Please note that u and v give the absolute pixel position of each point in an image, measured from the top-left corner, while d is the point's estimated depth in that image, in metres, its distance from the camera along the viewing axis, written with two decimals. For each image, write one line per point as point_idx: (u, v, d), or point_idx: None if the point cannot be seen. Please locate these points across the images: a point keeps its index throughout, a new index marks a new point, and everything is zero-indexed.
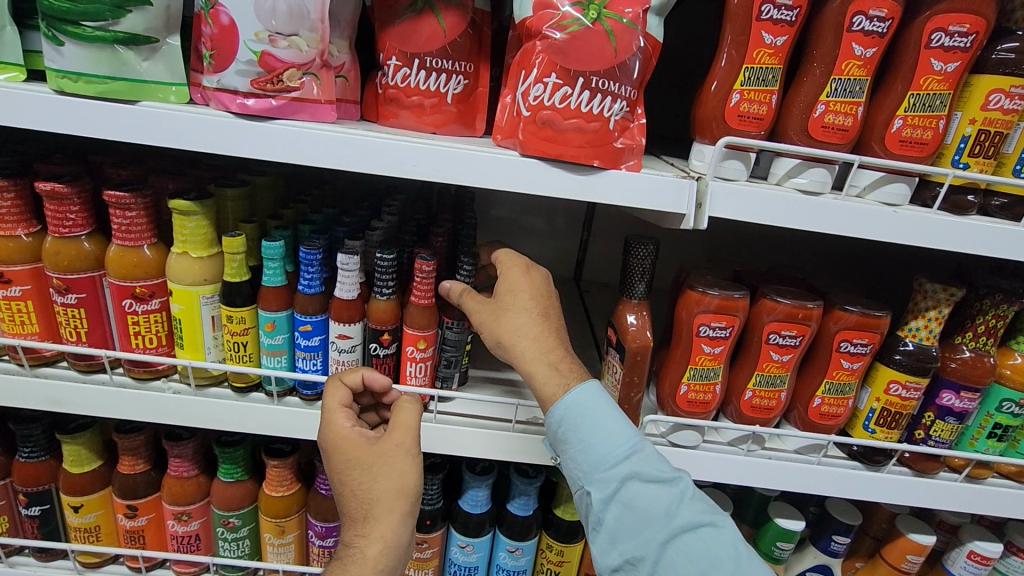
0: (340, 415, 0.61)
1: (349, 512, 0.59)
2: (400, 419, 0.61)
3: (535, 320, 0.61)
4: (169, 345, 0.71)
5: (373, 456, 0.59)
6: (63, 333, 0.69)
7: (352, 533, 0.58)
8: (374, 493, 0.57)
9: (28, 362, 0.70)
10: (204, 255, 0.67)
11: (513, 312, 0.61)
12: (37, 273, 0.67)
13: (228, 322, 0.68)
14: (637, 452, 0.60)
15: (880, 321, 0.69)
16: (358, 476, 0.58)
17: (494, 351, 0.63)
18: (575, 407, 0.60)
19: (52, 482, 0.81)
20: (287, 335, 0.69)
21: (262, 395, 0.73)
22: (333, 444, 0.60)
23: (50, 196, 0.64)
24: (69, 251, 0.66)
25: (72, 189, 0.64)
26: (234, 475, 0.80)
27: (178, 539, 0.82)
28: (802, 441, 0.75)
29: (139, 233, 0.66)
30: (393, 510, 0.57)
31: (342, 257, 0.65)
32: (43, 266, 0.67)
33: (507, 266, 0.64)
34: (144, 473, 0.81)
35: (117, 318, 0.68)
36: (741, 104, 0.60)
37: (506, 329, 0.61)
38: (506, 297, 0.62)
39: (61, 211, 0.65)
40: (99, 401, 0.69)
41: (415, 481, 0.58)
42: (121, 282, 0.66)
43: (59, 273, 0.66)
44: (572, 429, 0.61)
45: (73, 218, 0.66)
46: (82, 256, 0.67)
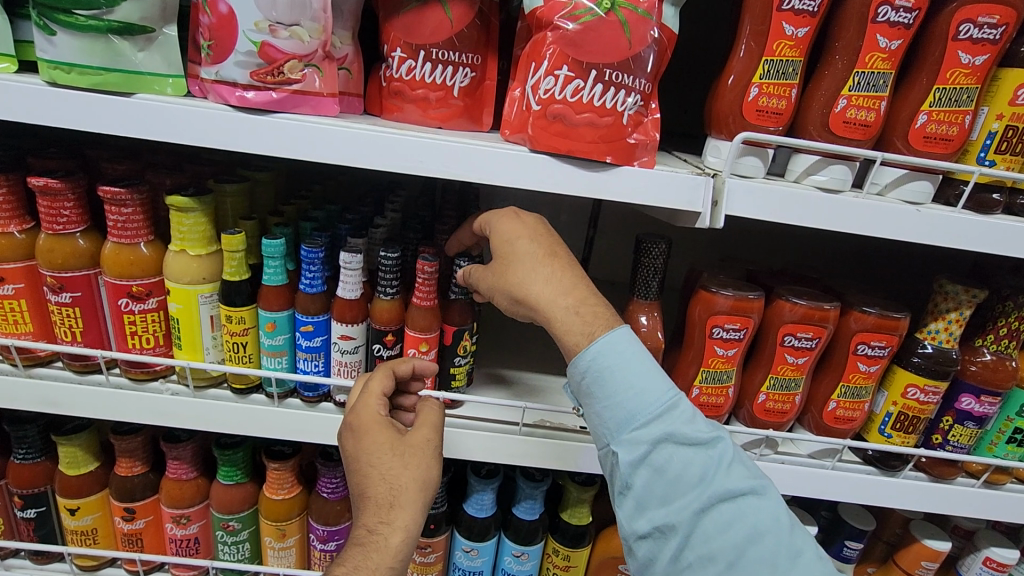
0: (378, 396, 0.61)
1: (371, 499, 0.57)
2: (431, 416, 0.62)
3: (542, 261, 0.58)
4: (166, 345, 0.69)
5: (404, 445, 0.59)
6: (58, 333, 0.67)
7: (374, 519, 0.56)
8: (402, 480, 0.57)
9: (22, 362, 0.68)
10: (202, 253, 0.65)
11: (518, 260, 0.59)
12: (30, 271, 0.65)
13: (227, 322, 0.66)
14: (670, 412, 0.55)
15: (898, 323, 0.67)
16: (389, 459, 0.58)
17: (512, 307, 0.60)
18: (601, 359, 0.56)
19: (48, 483, 0.80)
20: (288, 336, 0.67)
21: (263, 397, 0.71)
22: (366, 423, 0.59)
23: (44, 192, 0.62)
24: (63, 249, 0.64)
25: (65, 185, 0.62)
26: (234, 477, 0.79)
27: (176, 542, 0.80)
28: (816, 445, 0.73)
29: (135, 230, 0.64)
30: (420, 502, 0.57)
31: (345, 256, 0.63)
32: (37, 263, 0.65)
33: (506, 220, 0.62)
34: (141, 475, 0.80)
35: (114, 318, 0.66)
36: (760, 98, 0.58)
37: (516, 278, 0.58)
38: (509, 248, 0.60)
39: (55, 208, 0.63)
40: (94, 403, 0.67)
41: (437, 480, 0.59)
42: (117, 280, 0.65)
43: (53, 271, 0.64)
44: (598, 383, 0.56)
45: (68, 215, 0.63)
46: (77, 253, 0.65)
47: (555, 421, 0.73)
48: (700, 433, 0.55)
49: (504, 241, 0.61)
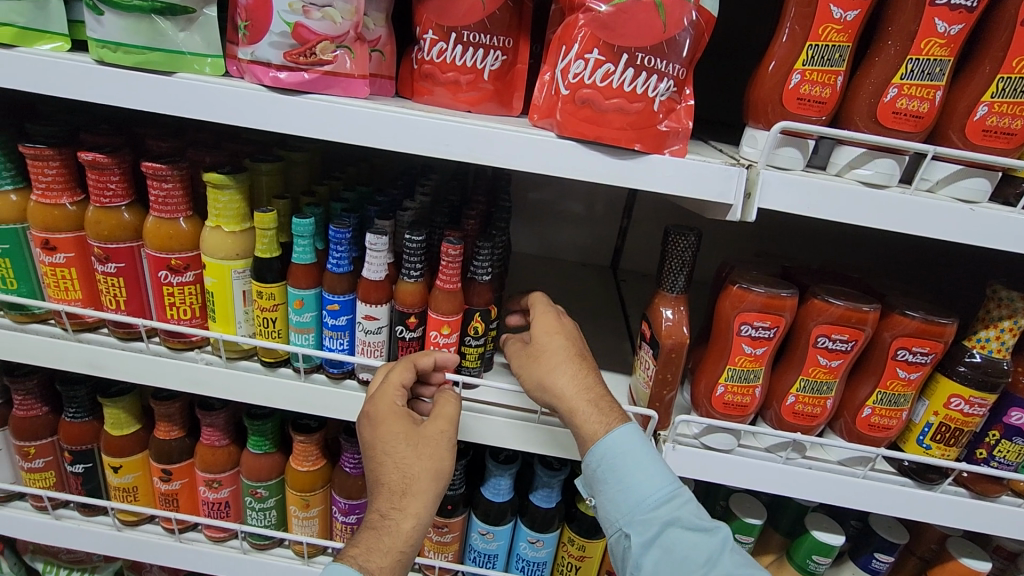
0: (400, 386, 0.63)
1: (386, 484, 0.62)
2: (445, 411, 0.64)
3: (571, 359, 0.65)
4: (202, 317, 0.72)
5: (420, 439, 0.62)
6: (104, 301, 0.71)
7: (386, 505, 0.61)
8: (415, 471, 0.61)
9: (72, 327, 0.73)
10: (236, 229, 0.67)
11: (550, 355, 0.65)
12: (80, 242, 0.69)
13: (258, 298, 0.68)
14: (675, 498, 0.62)
15: (944, 329, 0.63)
16: (404, 452, 0.62)
17: (536, 396, 0.65)
18: (614, 450, 0.62)
19: (95, 442, 0.85)
20: (315, 314, 0.69)
21: (290, 371, 0.73)
22: (385, 415, 0.62)
23: (92, 166, 0.65)
24: (109, 221, 0.67)
25: (112, 160, 0.65)
26: (262, 447, 0.82)
27: (209, 504, 0.84)
28: (846, 452, 0.70)
29: (175, 205, 0.67)
30: (430, 491, 0.62)
31: (371, 237, 0.64)
32: (86, 234, 0.69)
33: (542, 313, 0.69)
34: (179, 439, 0.84)
35: (154, 290, 0.69)
36: (802, 86, 0.55)
37: (545, 371, 0.65)
38: (544, 343, 0.66)
39: (102, 181, 0.66)
40: (135, 368, 0.71)
41: (448, 468, 0.63)
42: (157, 253, 0.67)
43: (100, 242, 0.68)
44: (612, 470, 0.63)
45: (114, 188, 0.67)
46: (122, 226, 0.68)
47: None
48: (702, 519, 0.62)
49: (543, 333, 0.67)
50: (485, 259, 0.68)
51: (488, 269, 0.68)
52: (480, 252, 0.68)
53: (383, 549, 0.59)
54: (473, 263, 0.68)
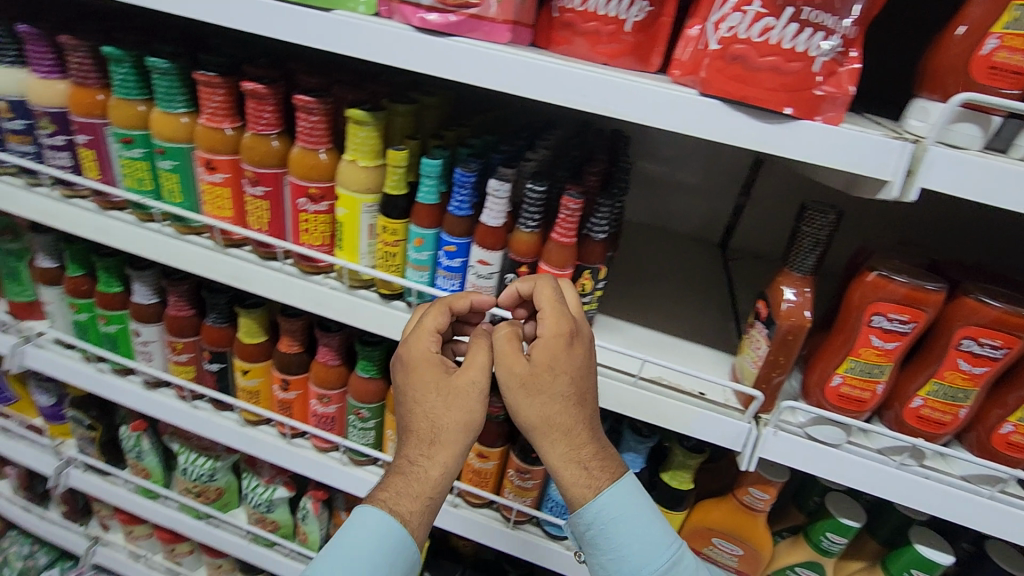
0: (431, 341, 0.65)
1: (416, 432, 0.65)
2: (472, 369, 0.64)
3: (569, 408, 0.62)
4: (330, 245, 0.78)
5: (454, 389, 0.64)
6: (250, 220, 0.79)
7: (415, 452, 0.64)
8: (442, 422, 0.63)
9: (222, 241, 0.81)
10: (369, 165, 0.71)
11: (547, 394, 0.61)
12: (235, 164, 0.76)
13: (383, 232, 0.73)
14: (673, 565, 0.63)
15: None
16: (434, 403, 0.63)
17: (525, 428, 0.63)
18: (606, 512, 0.63)
19: (229, 346, 0.96)
20: (432, 253, 0.72)
21: (403, 305, 0.78)
22: (421, 363, 0.64)
23: (252, 95, 0.71)
24: (260, 148, 0.74)
25: (269, 91, 0.71)
26: (369, 372, 0.88)
27: (318, 416, 0.93)
28: (974, 468, 0.63)
29: (318, 137, 0.72)
30: (457, 443, 0.63)
31: (494, 183, 0.66)
32: (240, 158, 0.76)
33: (551, 330, 0.62)
34: (298, 354, 0.92)
35: (292, 214, 0.76)
36: (998, 54, 0.48)
37: (539, 412, 0.62)
38: (549, 375, 0.61)
39: (259, 109, 0.72)
40: (271, 284, 0.78)
41: (478, 421, 0.64)
42: (299, 181, 0.73)
43: (252, 166, 0.74)
44: (604, 534, 0.64)
45: (267, 117, 0.72)
46: (270, 153, 0.74)
47: (672, 380, 0.72)
48: None
49: (548, 361, 0.61)
50: (604, 218, 0.67)
51: (604, 228, 0.68)
52: (598, 211, 0.67)
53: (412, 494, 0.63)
54: (590, 222, 0.68)
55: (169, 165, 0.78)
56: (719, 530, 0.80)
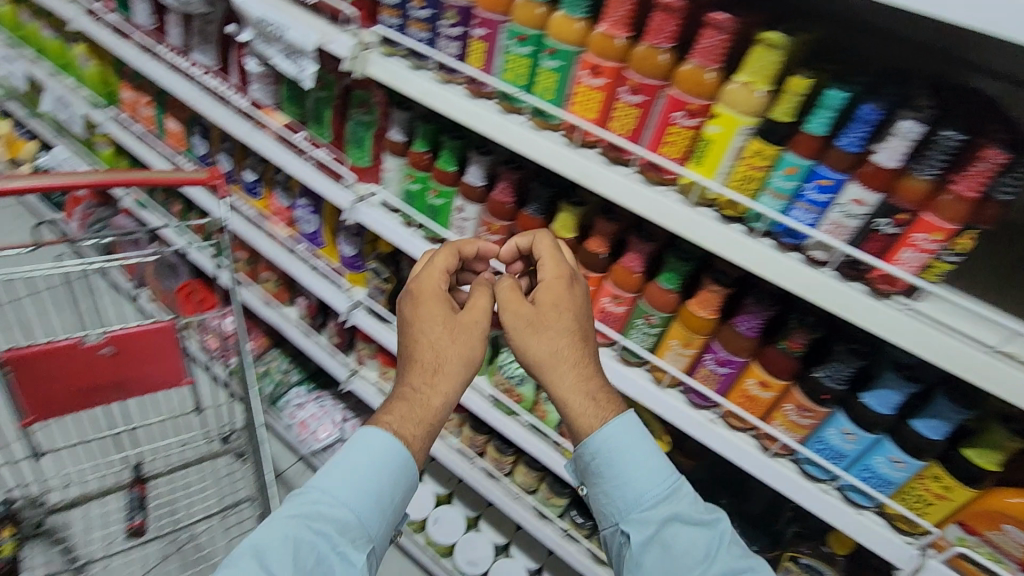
0: (440, 270, 1.05)
1: (420, 362, 1.02)
2: (484, 299, 1.01)
3: (575, 343, 0.98)
4: (681, 160, 0.86)
5: (447, 328, 1.03)
6: (611, 124, 0.89)
7: (417, 381, 1.00)
8: (447, 357, 1.00)
9: (576, 141, 0.92)
10: (761, 88, 0.77)
11: (549, 327, 0.98)
12: (617, 71, 0.85)
13: (753, 156, 0.80)
14: (671, 497, 0.99)
15: None
16: (438, 339, 1.02)
17: (534, 354, 0.99)
18: (612, 441, 1.00)
19: (538, 237, 1.09)
20: (798, 184, 0.80)
21: (740, 229, 0.86)
22: (430, 285, 1.05)
23: (664, 9, 0.78)
24: (651, 59, 0.82)
25: (683, 6, 0.77)
26: (672, 284, 0.98)
27: (606, 313, 1.05)
28: None
29: (715, 55, 0.78)
30: (454, 373, 1.00)
31: (908, 125, 0.70)
32: (623, 67, 0.85)
33: (551, 277, 0.99)
34: (602, 255, 1.04)
35: (660, 126, 0.85)
36: None
37: (548, 349, 0.98)
38: (547, 319, 0.99)
39: (664, 22, 0.79)
40: (621, 189, 0.89)
41: (476, 359, 1.02)
42: (681, 94, 0.81)
43: (638, 75, 0.83)
44: (608, 466, 1.00)
45: (668, 31, 0.80)
46: (658, 65, 0.82)
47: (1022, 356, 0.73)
48: (695, 517, 0.97)
49: (545, 312, 1.01)
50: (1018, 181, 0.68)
51: (1011, 192, 0.69)
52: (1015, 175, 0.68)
53: (414, 421, 1.00)
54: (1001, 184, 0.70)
55: (554, 65, 0.89)
56: (1014, 517, 0.80)
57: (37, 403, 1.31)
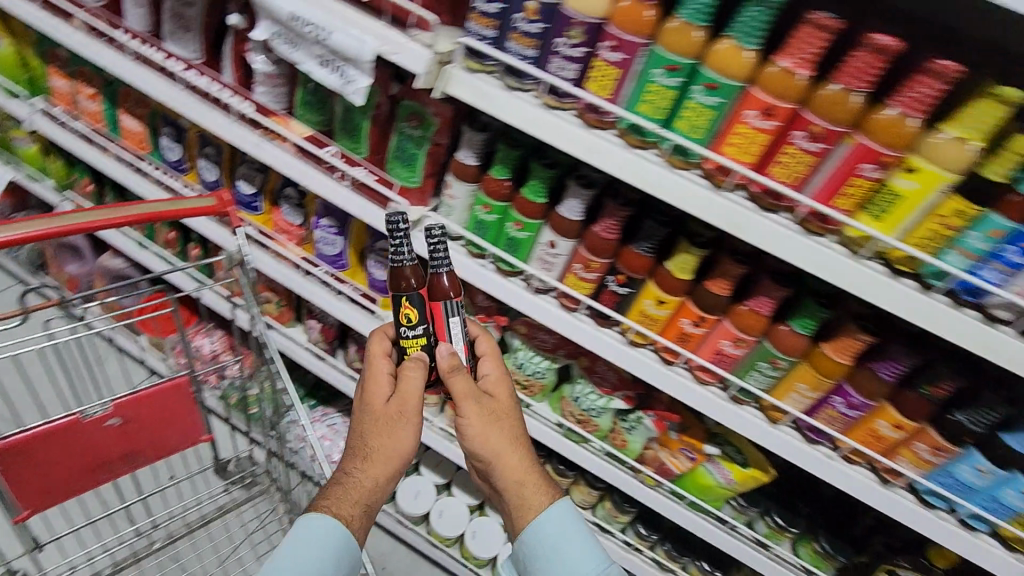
0: (351, 357, 0.97)
1: (356, 450, 0.92)
2: (408, 385, 0.89)
3: (509, 436, 0.96)
4: (852, 211, 0.76)
5: (388, 419, 0.91)
6: (774, 170, 0.77)
7: (351, 466, 0.91)
8: (375, 445, 0.90)
9: (762, 205, 0.80)
10: (977, 145, 0.66)
11: (496, 432, 0.95)
12: (840, 136, 0.72)
13: (952, 214, 0.70)
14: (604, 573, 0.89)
15: None
16: (370, 430, 0.91)
17: (484, 450, 0.94)
18: (549, 535, 0.92)
19: (644, 275, 0.99)
20: (995, 247, 0.70)
21: (913, 284, 0.77)
22: (379, 392, 0.93)
23: (929, 72, 0.65)
24: (894, 130, 0.68)
25: (951, 73, 0.64)
26: (807, 329, 0.90)
27: (722, 357, 0.98)
28: None
29: (924, 106, 0.66)
30: (385, 461, 0.90)
31: None
32: (847, 130, 0.71)
33: (491, 374, 1.02)
34: (724, 297, 0.94)
35: (838, 175, 0.74)
36: None
37: (490, 449, 0.94)
38: (501, 411, 0.97)
39: (924, 92, 0.66)
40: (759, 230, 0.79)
41: (399, 455, 0.91)
42: (877, 146, 0.70)
43: (880, 146, 0.70)
44: (552, 552, 0.91)
45: (915, 100, 0.66)
46: (883, 128, 0.69)
47: None
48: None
49: (485, 433, 0.95)
50: None
51: None
52: None
53: (352, 500, 0.88)
54: None
55: (713, 101, 0.75)
56: None
57: (33, 494, 1.08)
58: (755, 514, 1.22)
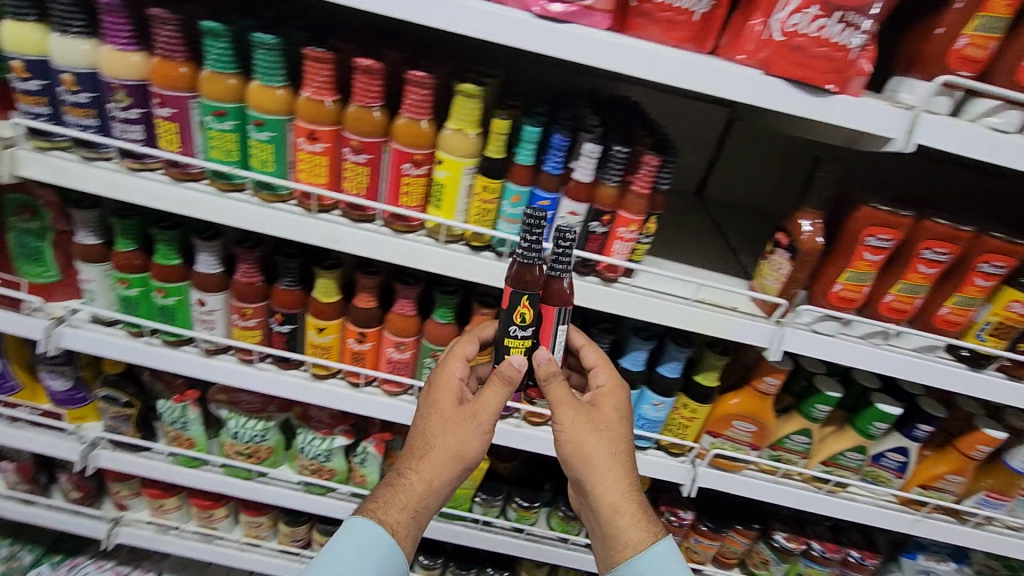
0: (454, 386, 0.87)
1: (415, 444, 0.86)
2: (489, 398, 0.83)
3: (619, 455, 0.86)
4: (423, 205, 0.88)
5: (457, 419, 0.84)
6: (345, 185, 0.86)
7: (404, 466, 0.85)
8: (438, 442, 0.84)
9: (353, 217, 0.88)
10: (472, 132, 0.81)
11: (592, 443, 0.84)
12: (379, 146, 0.83)
13: (483, 191, 0.84)
14: None
15: (964, 235, 0.83)
16: (448, 435, 0.84)
17: (610, 482, 0.84)
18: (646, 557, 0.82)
19: (300, 307, 1.03)
20: (525, 208, 0.85)
21: (491, 254, 0.90)
22: (445, 397, 0.87)
23: (412, 83, 0.78)
24: (412, 132, 0.81)
25: (426, 79, 0.78)
26: (446, 317, 1.00)
27: (394, 363, 1.04)
28: (870, 328, 0.91)
29: (423, 108, 0.80)
30: (447, 465, 0.83)
31: (590, 145, 0.79)
32: (382, 139, 0.82)
33: (604, 386, 0.91)
34: (373, 308, 1.01)
35: (393, 179, 0.84)
36: (966, 48, 0.72)
37: (585, 452, 0.85)
38: (607, 421, 0.87)
39: (416, 97, 0.79)
40: (352, 239, 0.87)
41: (469, 454, 0.84)
42: (404, 148, 0.82)
43: (407, 148, 0.82)
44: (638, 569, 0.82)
45: (414, 105, 0.79)
46: (401, 132, 0.81)
47: (715, 301, 0.93)
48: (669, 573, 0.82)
49: (579, 439, 0.84)
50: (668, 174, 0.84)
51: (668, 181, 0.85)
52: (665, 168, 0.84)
53: (398, 505, 0.83)
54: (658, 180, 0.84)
55: (266, 136, 0.82)
56: (739, 414, 1.04)
57: None
58: (501, 503, 1.27)
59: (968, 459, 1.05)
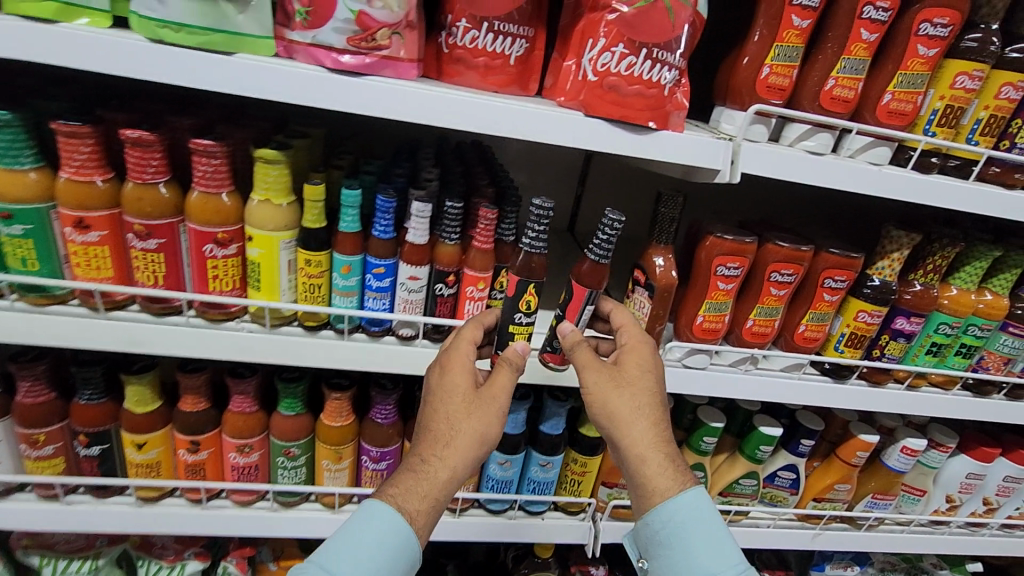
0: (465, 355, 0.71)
1: (432, 432, 0.70)
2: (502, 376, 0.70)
3: (652, 404, 0.73)
4: (240, 288, 0.75)
5: (478, 400, 0.69)
6: (137, 277, 0.72)
7: (426, 452, 0.69)
8: (461, 428, 0.69)
9: (154, 312, 0.74)
10: (283, 201, 0.71)
11: (625, 394, 0.72)
12: (172, 228, 0.70)
13: (306, 265, 0.74)
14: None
15: (805, 254, 0.84)
16: (472, 416, 0.69)
17: (645, 433, 0.71)
18: (682, 523, 0.72)
19: (111, 423, 0.85)
20: (359, 278, 0.76)
21: (331, 333, 0.79)
22: (460, 377, 0.69)
23: (198, 152, 0.67)
24: (210, 208, 0.69)
25: (216, 147, 0.67)
26: (294, 408, 0.88)
27: (239, 469, 0.89)
28: (737, 355, 0.89)
29: (219, 180, 0.69)
30: (469, 450, 0.69)
31: (418, 205, 0.72)
32: (176, 220, 0.70)
33: (630, 342, 0.76)
34: (205, 410, 0.87)
35: (196, 264, 0.72)
36: (770, 76, 0.74)
37: (612, 407, 0.72)
38: (636, 374, 0.73)
39: (207, 167, 0.68)
40: (154, 337, 0.72)
41: (492, 434, 0.70)
42: (201, 227, 0.70)
43: (205, 227, 0.70)
44: (674, 536, 0.72)
45: (208, 176, 0.68)
46: (195, 208, 0.69)
47: None
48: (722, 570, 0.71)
49: (608, 392, 0.72)
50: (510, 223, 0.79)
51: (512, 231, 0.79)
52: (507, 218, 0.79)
53: (420, 495, 0.68)
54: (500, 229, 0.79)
55: (19, 230, 0.67)
56: None
57: None
58: None
59: (851, 466, 1.06)
